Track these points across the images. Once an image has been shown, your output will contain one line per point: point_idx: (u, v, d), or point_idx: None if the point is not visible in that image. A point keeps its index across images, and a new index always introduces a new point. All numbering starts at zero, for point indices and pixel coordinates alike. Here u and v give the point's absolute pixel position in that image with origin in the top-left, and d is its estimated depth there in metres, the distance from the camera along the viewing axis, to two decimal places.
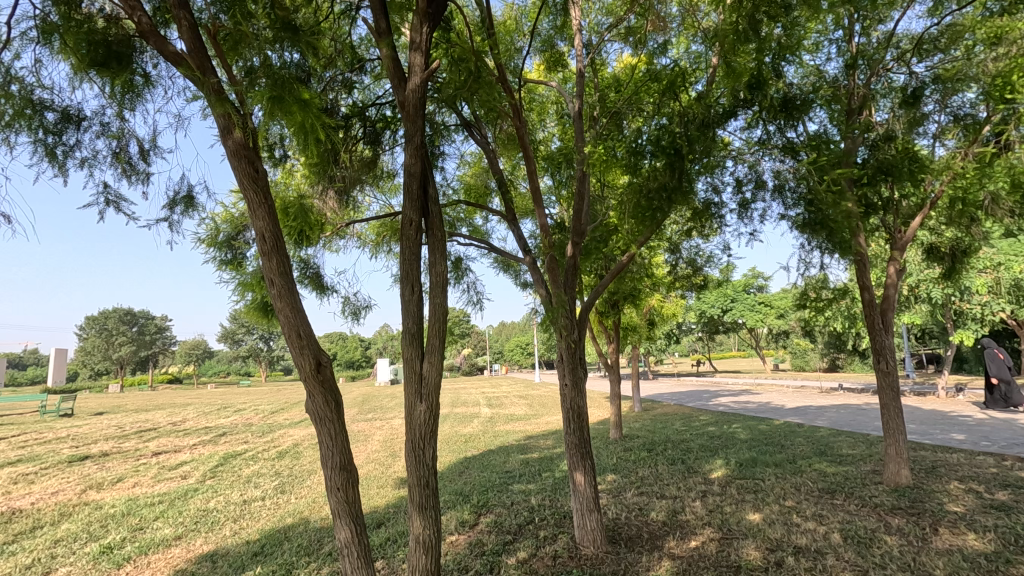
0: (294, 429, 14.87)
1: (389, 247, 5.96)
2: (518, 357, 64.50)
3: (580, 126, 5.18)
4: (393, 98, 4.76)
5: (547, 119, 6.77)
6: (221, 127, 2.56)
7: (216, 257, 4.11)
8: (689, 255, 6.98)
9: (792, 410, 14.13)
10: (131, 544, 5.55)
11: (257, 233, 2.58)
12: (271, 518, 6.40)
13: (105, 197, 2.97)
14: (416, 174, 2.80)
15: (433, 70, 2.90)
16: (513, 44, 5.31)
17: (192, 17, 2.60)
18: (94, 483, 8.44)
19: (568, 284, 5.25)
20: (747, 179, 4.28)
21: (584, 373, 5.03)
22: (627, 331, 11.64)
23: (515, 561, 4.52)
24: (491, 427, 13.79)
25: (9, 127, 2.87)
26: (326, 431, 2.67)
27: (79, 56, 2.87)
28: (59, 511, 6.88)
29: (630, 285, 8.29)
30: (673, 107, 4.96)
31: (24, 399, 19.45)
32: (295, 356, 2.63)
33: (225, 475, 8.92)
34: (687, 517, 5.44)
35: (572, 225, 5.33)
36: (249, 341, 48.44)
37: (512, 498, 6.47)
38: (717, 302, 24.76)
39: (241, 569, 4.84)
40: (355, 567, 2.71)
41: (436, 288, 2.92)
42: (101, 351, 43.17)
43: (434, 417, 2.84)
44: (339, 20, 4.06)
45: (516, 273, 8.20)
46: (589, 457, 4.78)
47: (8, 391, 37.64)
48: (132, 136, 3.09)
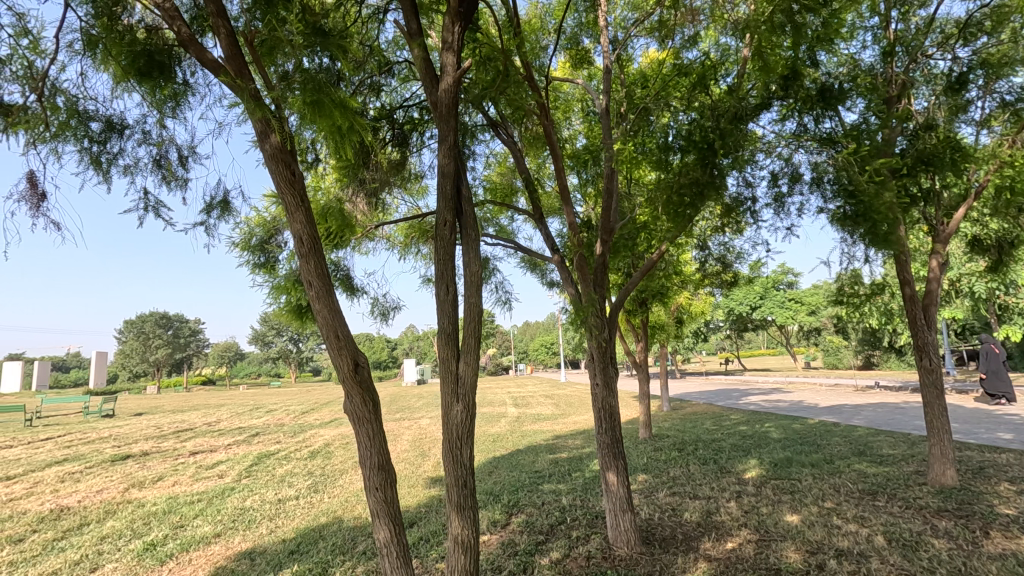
0: (325, 429, 15.10)
1: (417, 248, 5.99)
2: (543, 357, 64.30)
3: (607, 122, 5.08)
4: (420, 100, 4.80)
5: (572, 117, 6.71)
6: (259, 131, 2.61)
7: (250, 261, 4.19)
8: (719, 251, 6.82)
9: (827, 409, 13.76)
10: (173, 541, 5.70)
11: (295, 236, 2.62)
12: (305, 517, 6.50)
13: (146, 204, 3.03)
14: (449, 173, 2.80)
15: (465, 70, 2.89)
16: (539, 43, 5.29)
17: (230, 25, 2.66)
18: (136, 482, 8.70)
19: (598, 282, 5.21)
20: (782, 172, 4.17)
21: (616, 372, 4.98)
22: (655, 329, 11.49)
23: (549, 561, 4.49)
24: (518, 427, 13.75)
25: (57, 138, 2.97)
26: (364, 432, 2.70)
27: (121, 67, 2.94)
28: (104, 509, 7.11)
29: (659, 283, 8.17)
30: (704, 101, 4.86)
31: (67, 400, 20.21)
32: (333, 357, 2.66)
33: (260, 475, 9.07)
34: (723, 518, 5.34)
35: (600, 223, 5.28)
36: (279, 343, 49.49)
37: (543, 498, 6.44)
38: (746, 299, 24.41)
39: (278, 567, 4.93)
40: (394, 566, 2.73)
41: (471, 288, 2.91)
42: (139, 354, 44.58)
43: (471, 416, 2.85)
44: (367, 24, 4.10)
45: (542, 272, 8.19)
46: (621, 457, 4.71)
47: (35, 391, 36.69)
48: (172, 144, 3.16)
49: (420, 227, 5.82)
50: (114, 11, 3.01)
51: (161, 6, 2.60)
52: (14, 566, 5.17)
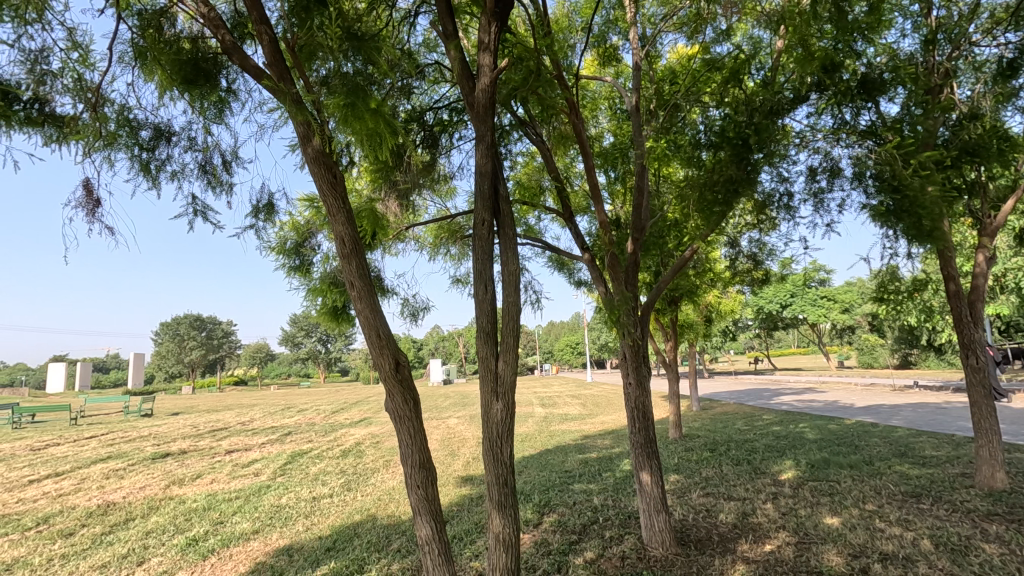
0: (355, 428, 15.33)
1: (446, 249, 6.02)
2: (568, 357, 64.00)
3: (638, 120, 5.04)
4: (450, 102, 4.85)
5: (599, 115, 6.66)
6: (301, 135, 2.66)
7: (285, 263, 4.29)
8: (751, 249, 6.69)
9: (865, 409, 13.40)
10: (214, 537, 5.86)
11: (337, 238, 2.66)
12: (340, 515, 6.59)
13: (194, 208, 3.12)
14: (488, 173, 2.81)
15: (502, 69, 2.90)
16: (568, 41, 5.27)
17: (272, 31, 2.72)
18: (176, 479, 8.97)
19: (629, 280, 5.16)
20: (821, 167, 4.06)
21: (648, 371, 4.93)
22: (684, 329, 11.33)
23: (583, 561, 4.47)
24: (545, 427, 13.69)
25: (108, 146, 3.08)
26: (405, 430, 2.73)
27: (166, 77, 3.03)
28: (147, 505, 7.34)
29: (690, 281, 8.06)
30: (737, 95, 4.75)
31: (110, 399, 21.00)
32: (375, 356, 2.70)
33: (294, 473, 9.27)
34: (759, 520, 5.24)
35: (631, 221, 5.23)
36: (309, 344, 50.50)
37: (573, 498, 6.42)
38: (776, 297, 23.93)
39: (315, 564, 5.01)
40: (436, 564, 2.75)
41: (509, 287, 2.91)
42: (175, 355, 46.02)
43: (511, 414, 2.85)
44: (398, 26, 4.14)
45: (570, 271, 8.16)
46: (655, 457, 4.67)
47: (74, 393, 38.11)
48: (217, 150, 3.25)
49: (450, 228, 5.86)
50: (160, 22, 3.11)
51: (206, 15, 2.69)
52: (66, 558, 5.38)
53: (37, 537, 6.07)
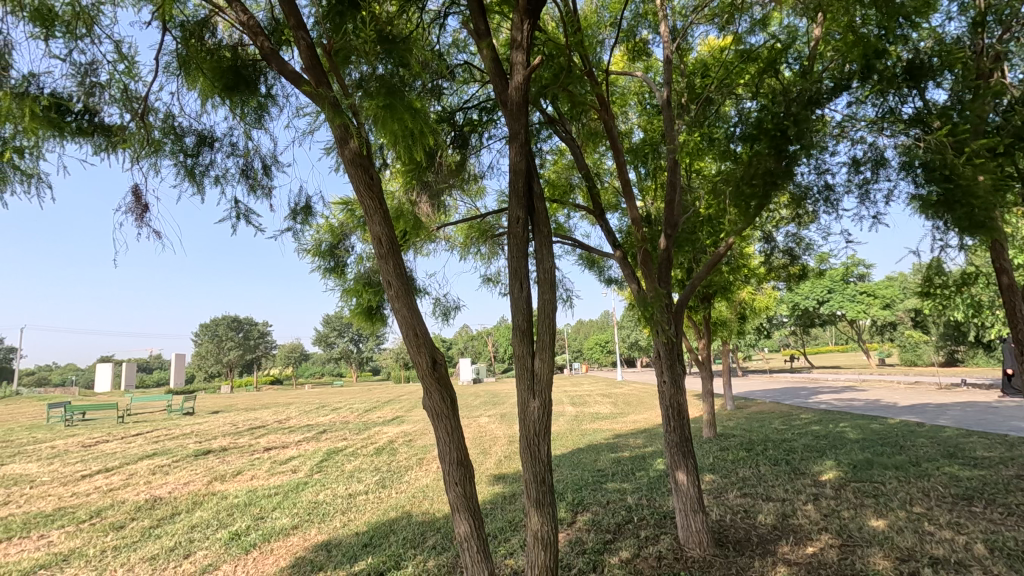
0: (388, 427, 15.54)
1: (476, 248, 6.04)
2: (597, 356, 63.51)
3: (670, 115, 4.95)
4: (479, 102, 4.88)
5: (628, 110, 6.59)
6: (339, 137, 2.71)
7: (320, 265, 4.37)
8: (787, 244, 6.49)
9: (909, 408, 12.93)
10: (255, 532, 6.02)
11: (374, 237, 2.70)
12: (375, 512, 6.69)
13: (236, 211, 3.21)
14: (522, 171, 2.81)
15: (535, 66, 2.89)
16: (597, 37, 5.22)
17: (310, 37, 2.78)
18: (218, 475, 9.26)
19: (663, 277, 5.07)
20: (866, 157, 3.92)
21: (683, 368, 4.85)
22: (717, 326, 11.11)
23: (618, 561, 4.43)
24: (576, 427, 13.61)
25: (154, 153, 3.19)
26: (443, 427, 2.75)
27: (208, 85, 3.12)
28: (192, 500, 7.59)
29: (724, 278, 7.89)
30: (774, 86, 4.61)
31: (153, 399, 21.76)
32: (412, 355, 2.73)
33: (330, 470, 9.46)
34: (800, 522, 5.11)
35: (663, 217, 5.15)
36: (341, 344, 51.46)
37: (606, 497, 6.37)
38: (812, 293, 23.22)
39: (353, 559, 5.10)
40: (475, 561, 2.76)
41: (544, 284, 2.91)
42: (214, 355, 47.51)
43: (548, 412, 2.84)
44: (428, 27, 4.16)
45: (600, 269, 8.10)
46: (691, 456, 4.59)
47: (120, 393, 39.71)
48: (257, 154, 3.34)
49: (480, 228, 5.87)
50: (202, 32, 3.21)
51: (246, 24, 2.76)
52: (119, 550, 5.61)
53: (91, 529, 6.35)
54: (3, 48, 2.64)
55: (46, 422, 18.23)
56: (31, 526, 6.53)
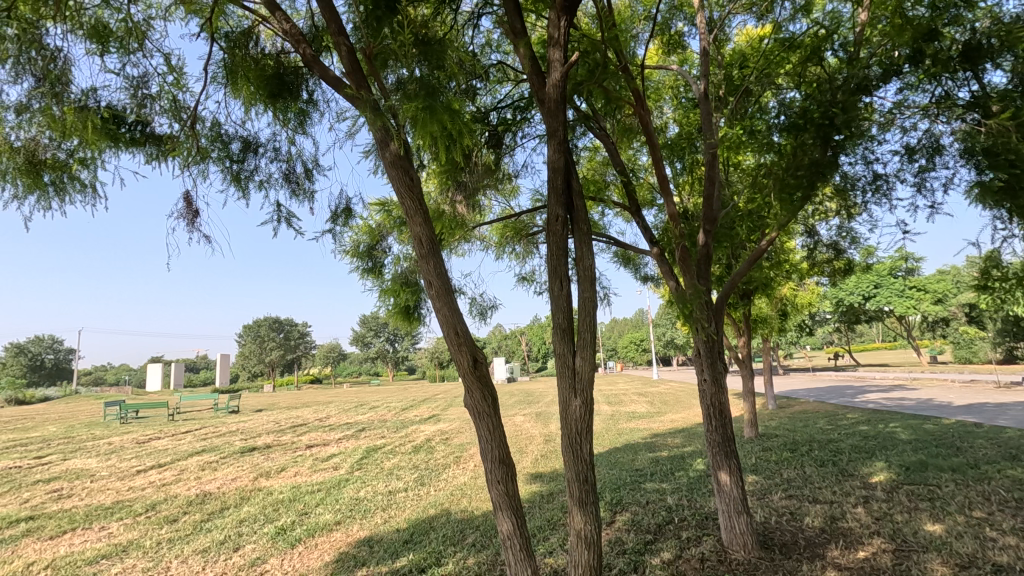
0: (425, 425, 15.75)
1: (511, 248, 6.05)
2: (632, 354, 62.80)
3: (708, 107, 4.84)
4: (513, 101, 4.89)
5: (663, 104, 6.49)
6: (380, 140, 2.76)
7: (358, 266, 4.44)
8: (831, 237, 6.27)
9: (965, 408, 12.33)
10: (300, 527, 6.18)
11: (415, 238, 2.74)
12: (415, 509, 6.78)
13: (279, 215, 3.31)
14: (560, 168, 2.80)
15: (573, 63, 2.87)
16: (631, 31, 5.15)
17: (350, 42, 2.83)
18: (263, 471, 9.56)
19: (701, 274, 4.97)
20: (920, 145, 3.75)
21: (724, 367, 4.74)
22: (757, 323, 10.83)
23: (659, 561, 4.37)
24: (612, 426, 13.50)
25: (202, 161, 3.31)
26: (484, 426, 2.76)
27: (252, 92, 3.20)
28: (239, 495, 7.86)
29: (764, 274, 7.68)
30: (818, 74, 4.45)
31: (201, 398, 22.58)
32: (453, 353, 2.75)
33: (370, 467, 9.65)
34: (850, 525, 4.93)
35: (702, 213, 5.04)
36: (378, 344, 52.40)
37: (645, 497, 6.28)
38: (857, 288, 22.37)
39: (395, 555, 5.19)
40: (518, 559, 2.76)
41: (584, 282, 2.89)
42: (257, 355, 49.08)
43: (590, 411, 2.83)
44: (462, 28, 4.17)
45: (636, 267, 8.01)
46: (734, 456, 4.49)
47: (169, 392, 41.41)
48: (299, 159, 3.43)
49: (515, 227, 5.87)
50: (245, 42, 3.31)
51: (288, 32, 2.83)
52: (173, 542, 5.85)
53: (147, 522, 6.65)
54: (63, 64, 2.76)
55: (103, 420, 19.17)
56: (92, 517, 6.88)
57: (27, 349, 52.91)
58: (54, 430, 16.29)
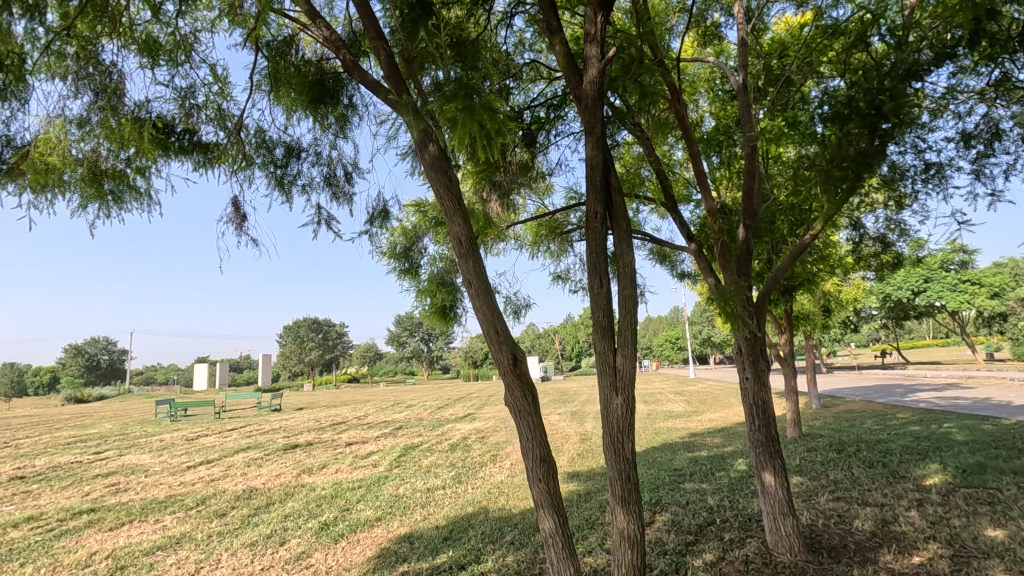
0: (461, 423, 15.88)
1: (546, 246, 6.03)
2: (668, 353, 61.81)
3: (748, 99, 4.72)
4: (546, 100, 4.88)
5: (698, 97, 6.36)
6: (419, 142, 2.80)
7: (395, 267, 4.51)
8: (878, 230, 6.02)
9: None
10: (343, 523, 6.33)
11: (454, 238, 2.76)
12: (453, 506, 6.85)
13: (320, 218, 3.39)
14: (599, 165, 2.78)
15: (610, 58, 2.85)
16: (666, 24, 5.07)
17: (388, 46, 2.88)
18: (306, 468, 9.82)
19: (742, 270, 4.85)
20: (978, 130, 3.57)
21: (767, 364, 4.61)
22: (799, 320, 10.50)
23: (702, 562, 4.30)
24: (649, 425, 13.33)
25: (248, 167, 3.42)
26: (525, 424, 2.77)
27: (293, 99, 3.29)
28: (284, 491, 8.11)
29: (808, 270, 7.43)
30: (864, 61, 4.29)
31: (245, 397, 23.36)
32: (494, 352, 2.77)
33: (408, 465, 9.80)
34: (903, 529, 4.73)
35: (742, 207, 4.91)
36: (413, 344, 53.12)
37: (685, 497, 6.19)
38: (906, 283, 21.43)
39: (435, 551, 5.26)
40: (560, 557, 2.76)
41: (624, 279, 2.86)
42: (297, 355, 50.42)
43: (631, 409, 2.80)
44: (495, 27, 4.18)
45: (672, 263, 7.87)
46: (778, 456, 4.37)
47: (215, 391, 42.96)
48: (340, 162, 3.50)
49: (549, 225, 5.85)
50: (285, 50, 3.40)
51: (329, 39, 2.90)
52: (223, 535, 6.07)
53: (198, 515, 6.92)
54: (119, 78, 2.89)
55: (155, 418, 20.03)
56: (148, 511, 7.20)
57: (84, 351, 55.67)
58: (110, 427, 17.08)
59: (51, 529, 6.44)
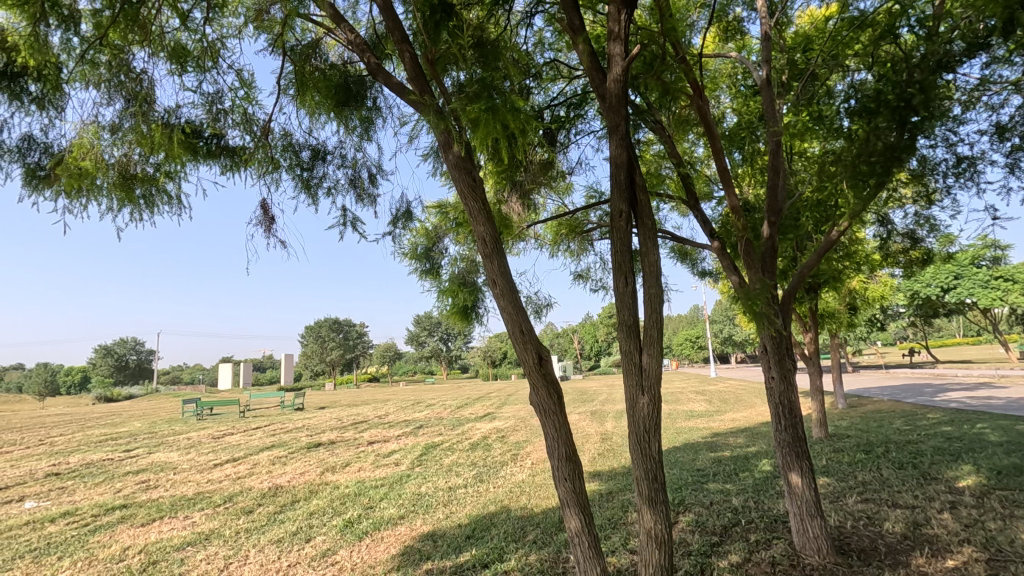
0: (481, 423, 15.91)
1: (566, 245, 6.02)
2: (688, 352, 61.16)
3: (772, 94, 4.64)
4: (566, 99, 4.87)
5: (720, 93, 6.28)
6: (443, 143, 2.82)
7: (417, 267, 4.54)
8: (906, 226, 5.88)
9: None
10: (366, 520, 6.40)
11: (478, 238, 2.77)
12: (476, 505, 6.88)
13: (345, 219, 3.45)
14: (623, 163, 2.77)
15: (634, 56, 2.83)
16: (687, 19, 5.02)
17: (412, 48, 2.91)
18: (329, 466, 9.95)
19: (767, 268, 4.79)
20: (1014, 121, 3.46)
21: (793, 363, 4.54)
22: (824, 318, 10.31)
23: (728, 564, 4.25)
24: (671, 424, 13.23)
25: (275, 170, 3.48)
26: (550, 424, 2.77)
27: (318, 102, 3.34)
28: (308, 489, 8.23)
29: (834, 267, 7.29)
30: (893, 54, 4.19)
31: (269, 396, 23.77)
32: (519, 352, 2.77)
33: (430, 464, 9.86)
34: (936, 532, 4.62)
35: (766, 204, 4.84)
36: (432, 343, 53.45)
37: (709, 498, 6.13)
38: (935, 279, 20.85)
39: (458, 550, 5.29)
40: (587, 557, 2.75)
41: (649, 278, 2.85)
42: (319, 355, 51.07)
43: (657, 408, 2.78)
44: (515, 27, 4.17)
45: (693, 261, 7.79)
46: (805, 456, 4.30)
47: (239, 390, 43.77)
48: (364, 165, 3.55)
49: (569, 225, 5.83)
50: (309, 54, 3.45)
51: (353, 42, 2.93)
52: (250, 532, 6.18)
53: (226, 512, 7.06)
54: (149, 86, 2.97)
55: (182, 417, 20.48)
56: (177, 507, 7.37)
57: (113, 351, 57.09)
58: (140, 426, 17.50)
59: (86, 524, 6.64)
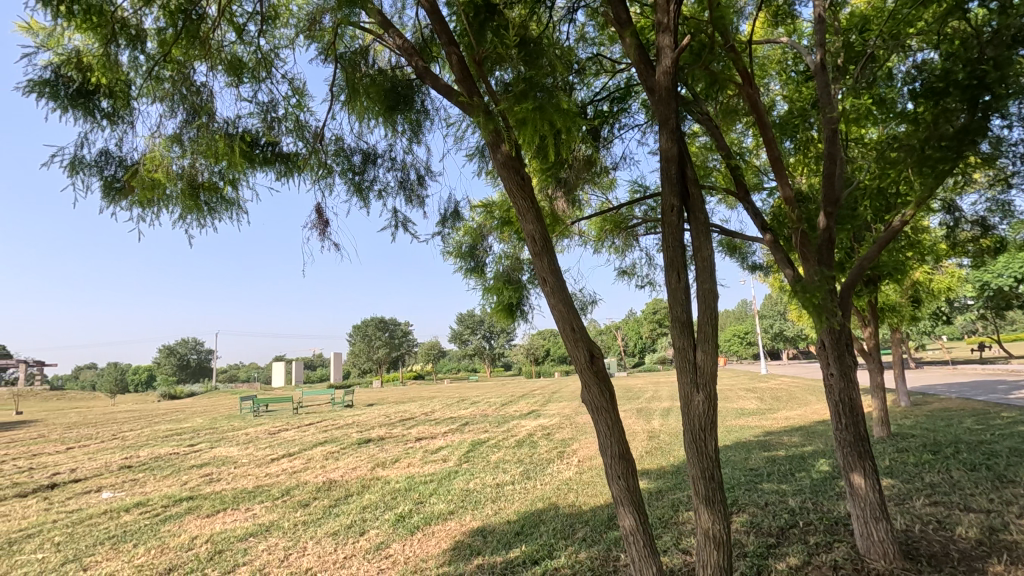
0: (526, 420, 15.96)
1: (611, 241, 5.96)
2: (737, 348, 59.39)
3: (826, 78, 4.43)
4: (610, 93, 4.81)
5: (770, 80, 6.07)
6: (492, 142, 2.85)
7: (462, 266, 4.58)
8: (977, 213, 5.53)
9: None
10: (417, 515, 6.53)
11: (528, 236, 2.78)
12: (524, 502, 6.91)
13: (396, 220, 3.53)
14: (674, 157, 2.72)
15: (684, 47, 2.78)
16: (734, 5, 4.87)
17: (459, 50, 2.93)
18: (379, 462, 10.20)
19: (824, 261, 4.60)
20: None
21: (854, 360, 4.34)
22: (884, 312, 9.82)
23: (786, 566, 4.11)
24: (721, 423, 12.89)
25: (327, 174, 3.59)
26: (602, 421, 2.75)
27: (368, 107, 3.43)
28: (360, 484, 8.47)
29: (895, 259, 6.92)
30: (960, 30, 3.94)
31: (320, 393, 24.55)
32: (570, 349, 2.77)
33: (477, 460, 9.96)
34: (1015, 538, 4.33)
35: (822, 193, 4.64)
36: (475, 341, 53.89)
37: (764, 498, 5.94)
38: (1008, 269, 19.47)
39: (508, 546, 5.33)
40: (642, 556, 2.72)
41: (703, 273, 2.79)
42: (366, 354, 52.30)
43: (713, 407, 2.72)
44: (558, 23, 4.16)
45: (743, 255, 7.57)
46: (868, 457, 4.12)
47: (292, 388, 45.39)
48: (413, 167, 3.62)
49: (614, 221, 5.78)
50: (357, 61, 3.54)
51: (401, 47, 2.98)
52: (307, 525, 6.42)
53: (284, 505, 7.35)
54: (209, 98, 3.12)
55: (241, 412, 21.41)
56: (239, 500, 7.72)
57: (175, 351, 60.24)
58: (203, 422, 18.43)
59: (157, 514, 7.05)
